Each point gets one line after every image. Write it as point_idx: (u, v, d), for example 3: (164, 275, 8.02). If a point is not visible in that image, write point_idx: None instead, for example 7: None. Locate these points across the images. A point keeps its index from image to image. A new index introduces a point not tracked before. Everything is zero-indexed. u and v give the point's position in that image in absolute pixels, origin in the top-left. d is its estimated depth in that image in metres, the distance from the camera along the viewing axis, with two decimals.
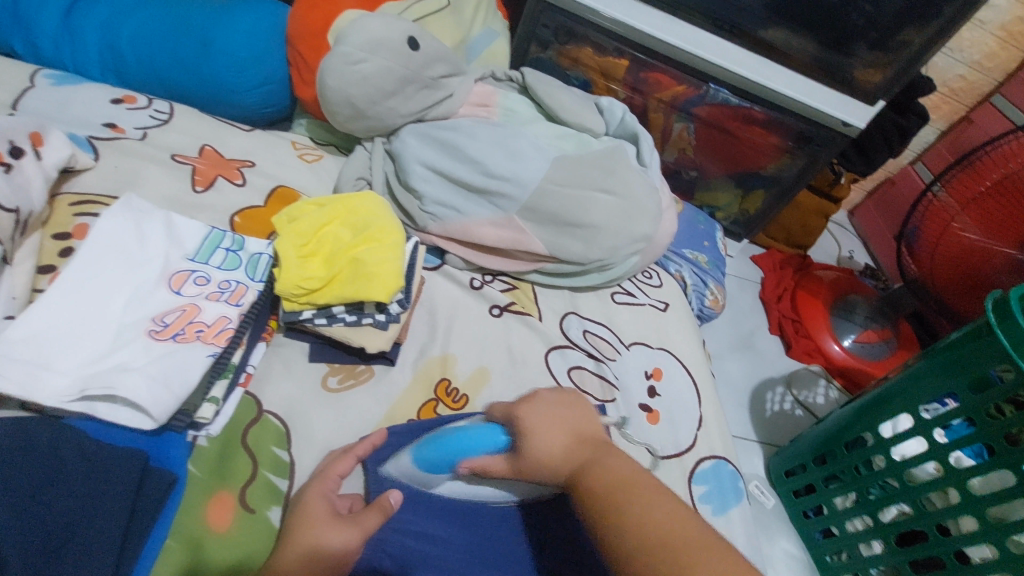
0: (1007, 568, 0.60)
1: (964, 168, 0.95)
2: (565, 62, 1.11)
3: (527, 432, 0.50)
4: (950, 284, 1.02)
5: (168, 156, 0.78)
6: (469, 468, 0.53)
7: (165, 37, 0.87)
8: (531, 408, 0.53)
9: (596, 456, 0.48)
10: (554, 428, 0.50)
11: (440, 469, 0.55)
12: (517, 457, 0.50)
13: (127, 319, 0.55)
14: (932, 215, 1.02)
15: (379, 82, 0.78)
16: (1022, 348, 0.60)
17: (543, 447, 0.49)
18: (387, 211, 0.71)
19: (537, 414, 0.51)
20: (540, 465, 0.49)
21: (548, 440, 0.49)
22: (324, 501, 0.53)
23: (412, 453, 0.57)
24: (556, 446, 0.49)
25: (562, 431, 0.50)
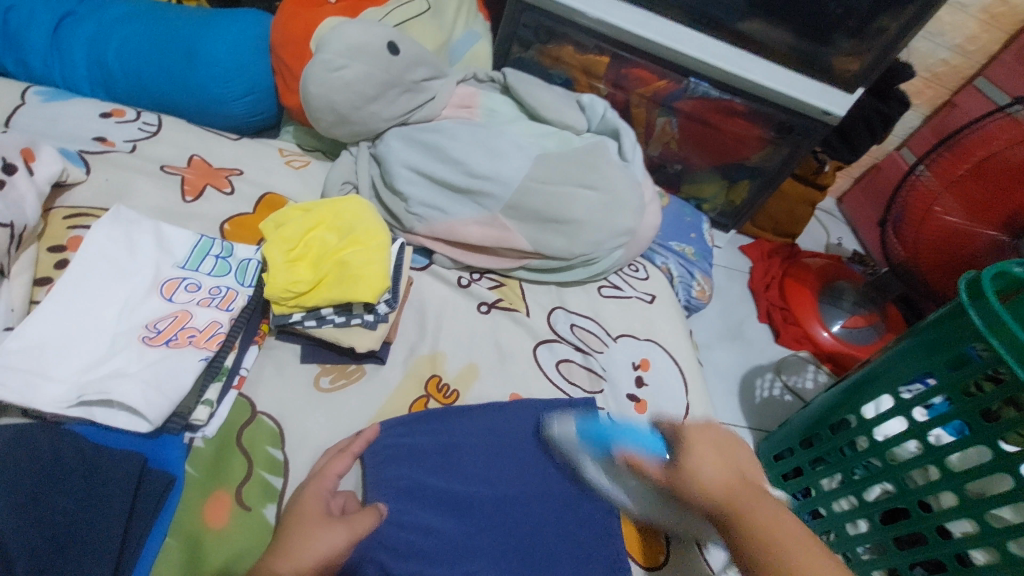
0: (986, 541, 0.62)
1: (949, 148, 0.96)
2: (548, 61, 1.12)
3: (689, 453, 0.50)
4: (935, 267, 1.03)
5: (158, 168, 0.79)
6: (623, 460, 0.56)
7: (151, 51, 0.89)
8: (699, 433, 0.52)
9: (754, 495, 0.48)
10: (718, 459, 0.50)
11: (593, 448, 0.61)
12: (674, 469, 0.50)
13: (121, 327, 0.57)
14: (915, 196, 1.02)
15: (361, 88, 0.79)
16: (997, 327, 0.61)
17: (703, 469, 0.49)
18: (372, 214, 0.72)
19: (704, 440, 0.51)
20: (694, 488, 0.48)
21: (714, 467, 0.49)
22: (320, 501, 0.55)
23: (578, 425, 0.65)
24: (718, 477, 0.48)
25: (727, 467, 0.49)
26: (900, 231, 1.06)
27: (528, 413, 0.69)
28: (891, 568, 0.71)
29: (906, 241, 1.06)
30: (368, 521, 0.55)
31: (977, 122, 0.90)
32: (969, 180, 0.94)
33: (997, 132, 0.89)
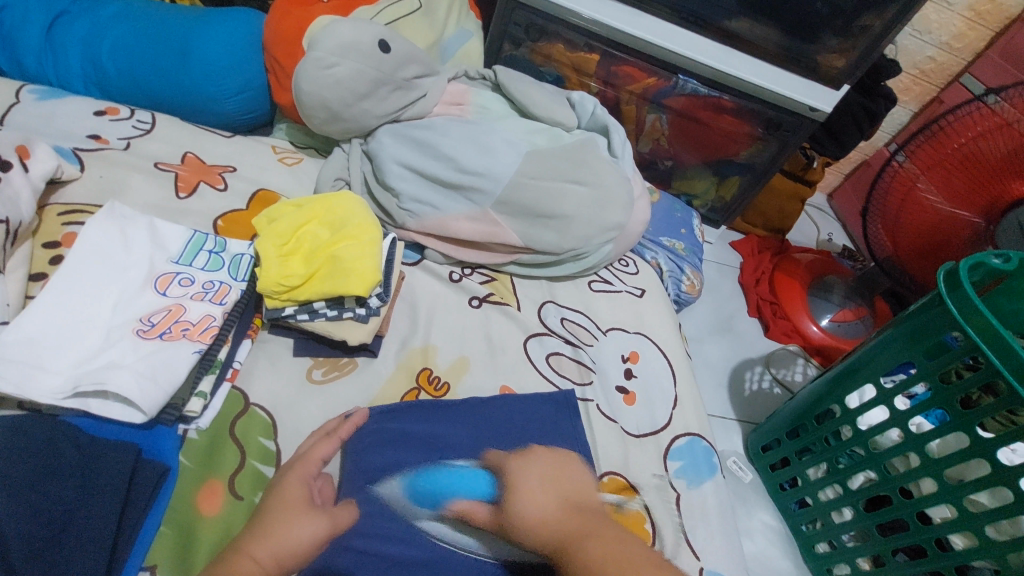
0: (963, 525, 0.63)
1: (928, 135, 0.98)
2: (538, 59, 1.14)
3: (515, 496, 0.59)
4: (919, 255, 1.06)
5: (152, 165, 0.80)
6: (452, 511, 0.61)
7: (145, 49, 0.90)
8: (522, 464, 0.64)
9: (583, 523, 0.55)
10: (543, 490, 0.60)
11: (423, 504, 0.61)
12: (507, 512, 0.58)
13: (116, 320, 0.58)
14: (897, 184, 1.05)
15: (353, 85, 0.80)
16: (970, 314, 0.64)
17: (533, 510, 0.57)
18: (364, 209, 0.73)
19: (531, 475, 0.62)
20: (524, 523, 0.56)
21: (532, 505, 0.57)
22: (303, 487, 0.58)
23: (404, 482, 0.62)
24: (546, 508, 0.57)
25: (554, 497, 0.59)
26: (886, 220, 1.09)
27: (529, 408, 0.73)
28: (873, 554, 0.73)
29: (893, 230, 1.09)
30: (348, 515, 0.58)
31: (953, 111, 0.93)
32: (949, 169, 0.96)
33: (972, 121, 0.91)
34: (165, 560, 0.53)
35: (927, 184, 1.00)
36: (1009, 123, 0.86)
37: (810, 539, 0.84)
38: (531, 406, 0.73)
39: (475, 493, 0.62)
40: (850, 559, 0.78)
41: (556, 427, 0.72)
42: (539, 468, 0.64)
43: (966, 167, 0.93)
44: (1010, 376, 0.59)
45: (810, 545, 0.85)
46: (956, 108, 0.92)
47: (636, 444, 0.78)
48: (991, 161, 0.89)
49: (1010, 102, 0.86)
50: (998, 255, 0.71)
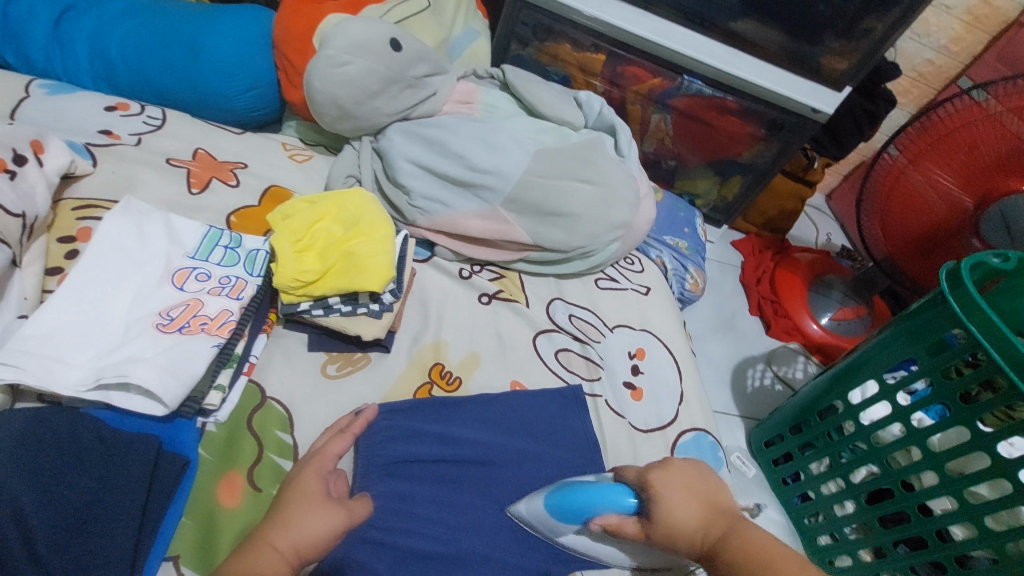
0: (963, 516, 0.64)
1: (916, 133, 1.00)
2: (545, 58, 1.14)
3: (663, 501, 0.47)
4: (916, 251, 1.07)
5: (164, 161, 0.81)
6: (599, 527, 0.49)
7: (155, 45, 0.90)
8: (665, 476, 0.49)
9: (731, 526, 0.47)
10: (686, 496, 0.48)
11: (567, 521, 0.52)
12: (652, 525, 0.47)
13: (135, 315, 0.59)
14: (889, 182, 1.06)
15: (364, 83, 0.81)
16: (969, 311, 0.65)
17: (677, 514, 0.47)
18: (376, 206, 0.74)
19: (677, 475, 0.49)
20: (674, 534, 0.46)
21: (684, 513, 0.47)
22: (320, 480, 0.56)
23: (546, 499, 0.54)
24: (690, 516, 0.47)
25: (695, 500, 0.48)
26: (879, 218, 1.10)
27: (540, 404, 0.75)
28: (875, 546, 0.75)
29: (888, 229, 1.10)
30: (362, 509, 0.56)
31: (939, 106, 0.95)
32: (942, 161, 0.97)
33: (959, 117, 0.93)
34: (188, 551, 0.53)
35: (919, 179, 1.01)
36: (998, 118, 0.88)
37: (813, 532, 0.86)
38: (547, 402, 0.75)
39: (614, 508, 0.49)
40: (851, 551, 0.79)
41: (568, 423, 0.74)
42: (674, 478, 0.49)
43: (960, 161, 0.95)
44: (1009, 370, 0.61)
45: (812, 538, 0.86)
46: (942, 103, 0.95)
47: (644, 439, 0.79)
48: (987, 157, 0.92)
49: (997, 97, 0.88)
50: (997, 255, 0.73)
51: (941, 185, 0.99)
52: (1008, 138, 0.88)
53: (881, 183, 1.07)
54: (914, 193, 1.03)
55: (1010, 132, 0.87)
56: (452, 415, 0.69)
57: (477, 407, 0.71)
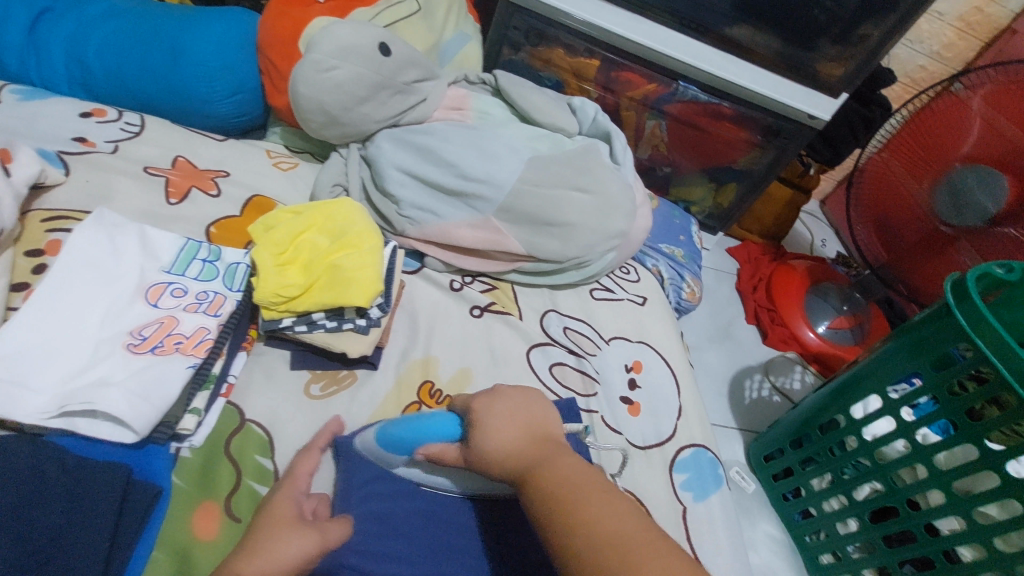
0: (972, 538, 0.62)
1: (907, 129, 1.02)
2: (538, 63, 1.12)
3: (486, 423, 0.52)
4: (899, 250, 1.08)
5: (141, 169, 0.77)
6: (425, 455, 0.56)
7: (135, 49, 0.87)
8: (488, 405, 0.54)
9: (549, 457, 0.48)
10: (513, 421, 0.52)
11: (399, 451, 0.58)
12: (469, 451, 0.52)
13: (105, 334, 0.55)
14: (879, 178, 1.08)
15: (351, 88, 0.77)
16: (980, 327, 0.63)
17: (495, 441, 0.50)
18: (362, 215, 0.71)
19: (495, 407, 0.53)
20: (488, 458, 0.50)
21: (502, 436, 0.50)
22: (293, 506, 0.52)
23: (376, 431, 0.60)
24: (510, 438, 0.50)
25: (517, 426, 0.51)
26: (872, 217, 1.12)
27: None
28: (879, 565, 0.72)
29: (882, 229, 1.11)
30: (339, 532, 0.51)
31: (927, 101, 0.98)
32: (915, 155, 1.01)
33: (946, 111, 0.96)
34: None
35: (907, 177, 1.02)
36: (981, 111, 0.91)
37: (815, 550, 0.83)
38: None
39: (439, 434, 0.55)
40: (856, 570, 0.77)
41: None
42: (505, 411, 0.53)
43: (933, 154, 0.98)
44: (1019, 389, 0.59)
45: (814, 556, 0.84)
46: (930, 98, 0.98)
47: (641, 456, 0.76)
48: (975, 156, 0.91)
49: (979, 90, 0.91)
50: (1002, 266, 0.72)
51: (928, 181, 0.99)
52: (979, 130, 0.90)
53: (873, 180, 1.09)
54: (904, 191, 1.04)
55: (996, 128, 0.88)
56: None
57: None
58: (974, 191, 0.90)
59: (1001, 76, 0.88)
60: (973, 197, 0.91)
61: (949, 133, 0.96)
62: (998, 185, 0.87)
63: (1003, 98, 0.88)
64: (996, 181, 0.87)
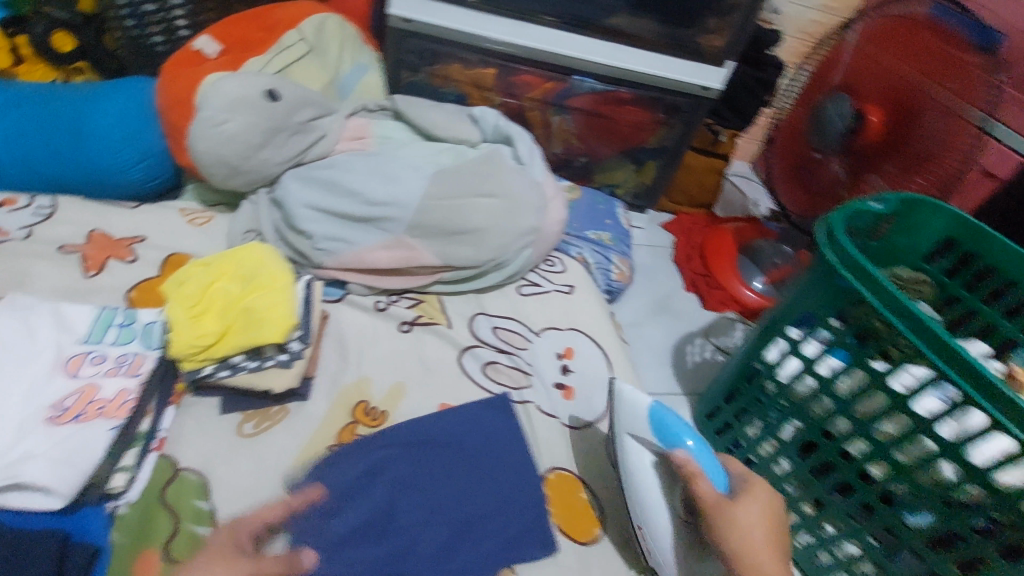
0: (877, 456, 0.67)
1: (814, 78, 1.13)
2: (437, 80, 1.15)
3: (740, 508, 0.61)
4: (806, 192, 1.17)
5: (56, 249, 0.80)
6: (679, 461, 0.65)
7: (37, 136, 0.90)
8: (752, 495, 0.63)
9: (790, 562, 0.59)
10: (762, 518, 0.61)
11: (661, 436, 0.67)
12: (719, 508, 0.61)
13: (28, 411, 0.58)
14: (790, 129, 1.17)
15: (246, 138, 0.81)
16: (849, 262, 0.67)
17: (747, 519, 0.60)
18: (272, 255, 0.74)
19: (764, 492, 0.63)
20: (736, 524, 0.60)
21: (761, 524, 0.60)
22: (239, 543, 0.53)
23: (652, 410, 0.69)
24: (758, 533, 0.60)
25: (762, 518, 0.61)
26: (787, 169, 1.20)
27: (477, 424, 0.76)
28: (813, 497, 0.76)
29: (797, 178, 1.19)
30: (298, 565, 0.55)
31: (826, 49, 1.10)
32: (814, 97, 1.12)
33: (842, 55, 1.08)
34: None
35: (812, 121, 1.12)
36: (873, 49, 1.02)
37: None
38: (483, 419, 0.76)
39: (704, 460, 0.65)
40: (796, 507, 0.81)
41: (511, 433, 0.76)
42: (760, 509, 0.62)
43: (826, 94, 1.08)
44: (889, 314, 0.63)
45: None
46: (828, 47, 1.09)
47: (578, 437, 0.80)
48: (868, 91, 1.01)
49: (868, 32, 1.03)
50: (876, 200, 0.78)
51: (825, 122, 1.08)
52: (867, 67, 1.03)
53: (787, 132, 1.18)
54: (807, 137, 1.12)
55: (884, 62, 0.99)
56: (385, 451, 0.71)
57: (409, 436, 0.72)
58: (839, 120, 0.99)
59: (886, 16, 1.00)
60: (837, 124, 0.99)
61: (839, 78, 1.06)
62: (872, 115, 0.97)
63: (893, 33, 1.00)
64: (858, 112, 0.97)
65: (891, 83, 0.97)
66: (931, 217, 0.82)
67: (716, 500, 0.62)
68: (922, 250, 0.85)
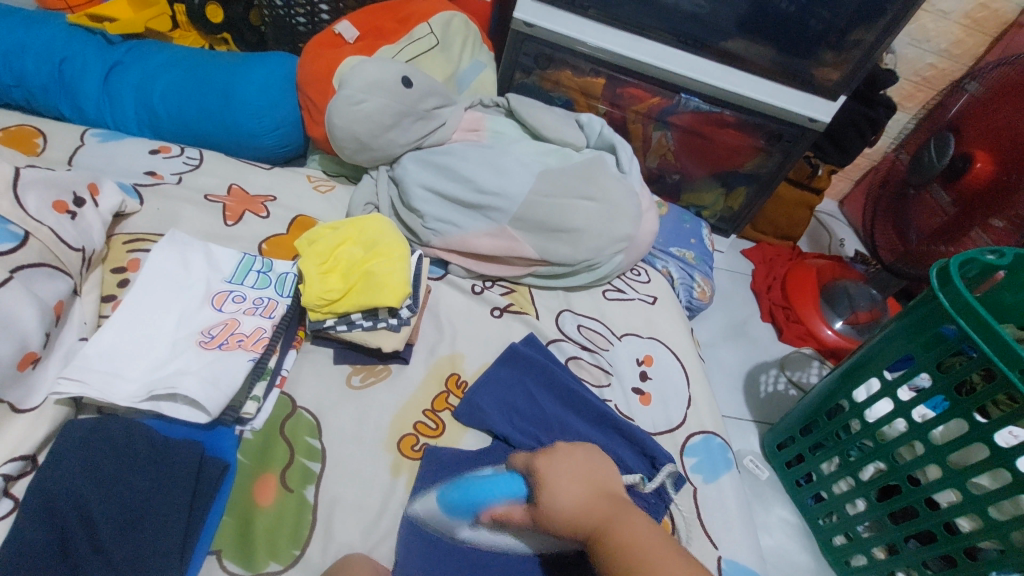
0: (967, 509, 0.66)
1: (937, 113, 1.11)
2: (548, 84, 1.21)
3: (549, 485, 0.54)
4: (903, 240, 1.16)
5: (201, 197, 0.89)
6: (491, 515, 0.58)
7: (194, 95, 1.00)
8: (549, 461, 0.57)
9: (618, 513, 0.52)
10: (572, 478, 0.54)
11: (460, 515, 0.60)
12: (537, 509, 0.54)
13: (180, 334, 0.66)
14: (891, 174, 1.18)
15: (379, 118, 0.88)
16: (961, 308, 0.68)
17: (568, 506, 0.52)
18: (392, 228, 0.81)
19: (558, 465, 0.55)
20: (559, 515, 0.52)
21: (569, 496, 0.53)
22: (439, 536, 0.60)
23: (441, 501, 0.61)
24: (578, 496, 0.53)
25: (583, 483, 0.54)
26: (885, 214, 1.20)
27: (625, 443, 0.77)
28: (888, 542, 0.75)
29: (899, 224, 1.17)
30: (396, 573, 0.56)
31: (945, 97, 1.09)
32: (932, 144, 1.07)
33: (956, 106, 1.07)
34: (229, 547, 0.59)
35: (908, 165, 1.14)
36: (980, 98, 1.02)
37: (828, 533, 0.86)
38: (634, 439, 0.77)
39: (505, 495, 0.57)
40: (866, 549, 0.80)
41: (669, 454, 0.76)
42: (568, 471, 0.55)
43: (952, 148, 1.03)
44: (998, 361, 0.63)
45: (827, 538, 0.86)
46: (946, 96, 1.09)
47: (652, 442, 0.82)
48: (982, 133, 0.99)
49: (978, 85, 1.03)
50: (991, 252, 0.77)
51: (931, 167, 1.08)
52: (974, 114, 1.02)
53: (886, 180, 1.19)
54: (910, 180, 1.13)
55: (992, 112, 0.99)
56: None
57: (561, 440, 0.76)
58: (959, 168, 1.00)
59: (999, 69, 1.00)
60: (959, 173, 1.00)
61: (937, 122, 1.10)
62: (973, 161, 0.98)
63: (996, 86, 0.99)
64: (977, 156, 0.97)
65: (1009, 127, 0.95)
66: None
67: (528, 516, 0.55)
68: None
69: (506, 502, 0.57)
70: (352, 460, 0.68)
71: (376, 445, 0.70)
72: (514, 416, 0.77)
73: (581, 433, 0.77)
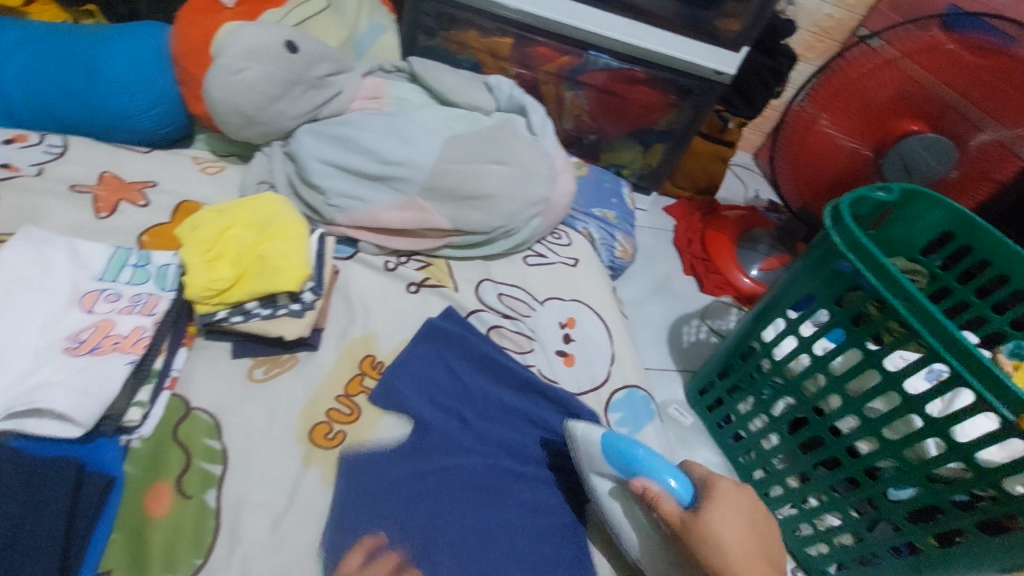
0: (864, 432, 0.70)
1: (829, 75, 1.01)
2: (454, 47, 1.16)
3: (713, 510, 0.57)
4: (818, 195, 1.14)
5: (67, 188, 0.79)
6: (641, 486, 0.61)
7: (46, 72, 0.87)
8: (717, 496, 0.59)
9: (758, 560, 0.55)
10: (736, 520, 0.57)
11: (618, 466, 0.63)
12: (694, 521, 0.57)
13: (42, 342, 0.59)
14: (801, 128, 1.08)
15: (263, 88, 0.81)
16: (854, 245, 0.70)
17: (727, 537, 0.56)
18: (287, 207, 0.75)
19: (725, 490, 0.59)
20: (711, 539, 0.56)
21: (728, 529, 0.56)
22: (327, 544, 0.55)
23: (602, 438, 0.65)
24: (736, 536, 0.56)
25: (744, 528, 0.57)
26: (794, 167, 1.14)
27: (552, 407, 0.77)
28: (800, 471, 0.79)
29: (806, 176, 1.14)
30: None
31: (844, 54, 0.98)
32: (843, 113, 1.01)
33: (864, 64, 0.96)
34: (119, 565, 0.54)
35: (820, 123, 1.05)
36: (893, 62, 0.93)
37: (748, 469, 0.90)
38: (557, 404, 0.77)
39: (668, 485, 0.60)
40: (781, 480, 0.84)
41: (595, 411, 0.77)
42: (730, 493, 0.59)
43: (860, 113, 1.00)
44: (888, 294, 0.66)
45: (747, 474, 0.91)
46: (846, 52, 0.97)
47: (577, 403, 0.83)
48: (896, 105, 0.95)
49: (893, 43, 0.92)
50: (880, 189, 0.80)
51: (848, 129, 1.02)
52: (893, 79, 0.94)
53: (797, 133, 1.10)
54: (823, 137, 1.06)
55: (914, 80, 0.92)
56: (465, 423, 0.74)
57: (485, 410, 0.75)
58: (919, 154, 0.95)
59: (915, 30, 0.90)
60: (921, 162, 0.95)
61: (840, 81, 1.00)
62: (931, 141, 0.93)
63: (916, 52, 0.90)
64: (937, 141, 0.92)
65: (933, 101, 0.91)
66: (921, 211, 0.84)
67: (683, 520, 0.58)
68: (916, 243, 0.87)
69: (662, 488, 0.60)
70: (259, 456, 0.64)
71: (285, 439, 0.66)
72: (435, 394, 0.75)
73: (503, 402, 0.76)
